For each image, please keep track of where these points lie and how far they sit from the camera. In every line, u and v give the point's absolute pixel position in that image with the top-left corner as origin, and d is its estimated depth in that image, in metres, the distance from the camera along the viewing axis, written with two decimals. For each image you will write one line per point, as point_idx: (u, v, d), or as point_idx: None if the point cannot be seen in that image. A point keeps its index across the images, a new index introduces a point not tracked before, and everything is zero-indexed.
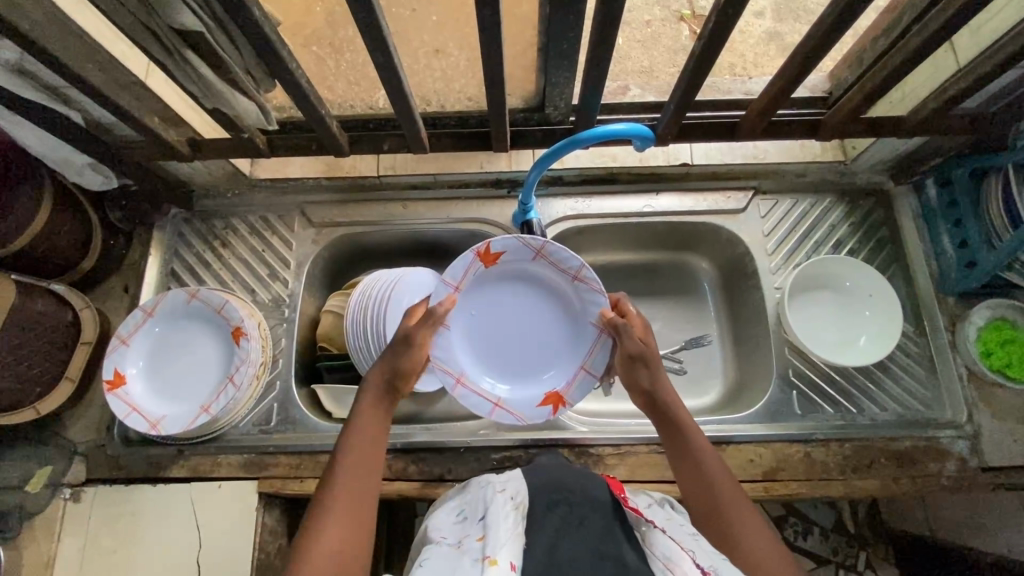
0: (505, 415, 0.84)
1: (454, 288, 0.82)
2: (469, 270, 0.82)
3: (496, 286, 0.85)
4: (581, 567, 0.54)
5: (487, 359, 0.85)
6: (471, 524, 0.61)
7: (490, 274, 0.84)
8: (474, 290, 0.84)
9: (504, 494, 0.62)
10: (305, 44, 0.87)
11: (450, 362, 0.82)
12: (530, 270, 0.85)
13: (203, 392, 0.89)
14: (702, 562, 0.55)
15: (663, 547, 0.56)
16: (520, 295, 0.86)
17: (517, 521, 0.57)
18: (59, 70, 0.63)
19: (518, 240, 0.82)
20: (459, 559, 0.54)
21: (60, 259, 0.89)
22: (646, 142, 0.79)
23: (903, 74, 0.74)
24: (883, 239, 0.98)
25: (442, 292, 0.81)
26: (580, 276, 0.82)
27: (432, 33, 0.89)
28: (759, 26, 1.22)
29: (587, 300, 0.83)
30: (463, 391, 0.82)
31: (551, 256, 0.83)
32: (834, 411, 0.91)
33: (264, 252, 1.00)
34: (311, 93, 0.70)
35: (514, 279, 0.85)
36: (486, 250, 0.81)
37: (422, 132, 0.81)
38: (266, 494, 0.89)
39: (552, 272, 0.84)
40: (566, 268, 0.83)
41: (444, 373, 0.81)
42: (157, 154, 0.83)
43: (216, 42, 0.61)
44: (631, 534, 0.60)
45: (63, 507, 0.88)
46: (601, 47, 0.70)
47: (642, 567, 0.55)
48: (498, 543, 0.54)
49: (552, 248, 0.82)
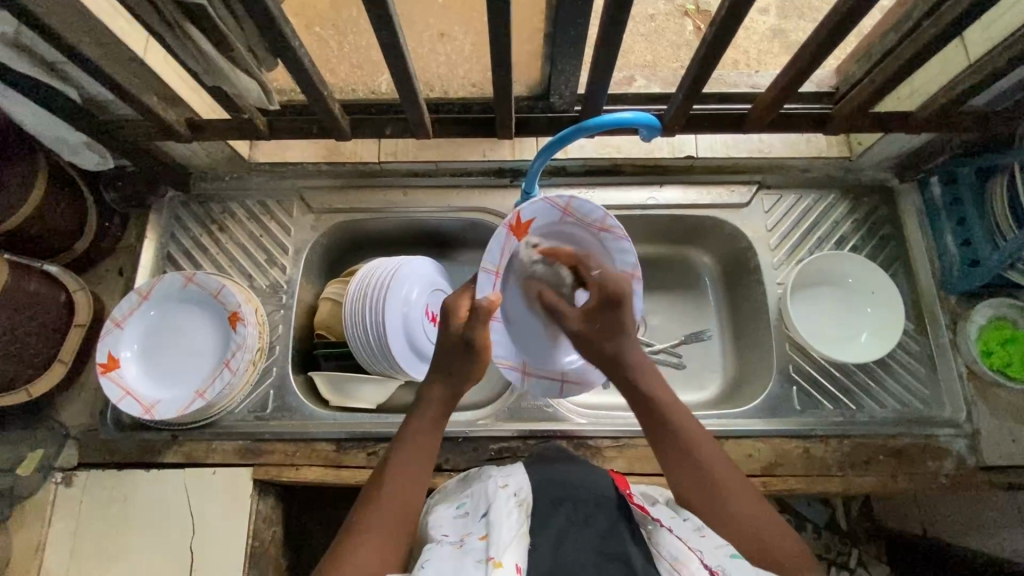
0: (571, 387, 0.89)
1: (496, 273, 0.83)
2: (506, 249, 0.83)
3: (533, 256, 0.86)
4: (587, 568, 0.55)
5: (537, 336, 0.90)
6: (472, 521, 0.60)
7: (525, 246, 0.86)
8: (514, 267, 0.85)
9: (507, 490, 0.61)
10: (308, 25, 0.81)
11: (509, 356, 0.87)
12: (559, 230, 0.87)
13: (199, 377, 0.88)
14: (709, 562, 0.54)
15: (669, 546, 0.55)
16: (552, 259, 0.88)
17: (521, 520, 0.57)
18: (55, 42, 0.62)
19: (545, 202, 0.83)
20: (461, 561, 0.54)
21: (54, 240, 0.87)
22: (653, 130, 0.79)
23: (914, 67, 0.73)
24: (887, 237, 0.98)
25: (486, 279, 0.82)
26: (606, 227, 0.85)
27: (438, 15, 0.82)
28: (764, 22, 1.21)
29: (616, 248, 0.86)
30: (528, 378, 0.88)
31: (576, 212, 0.84)
32: (833, 408, 0.90)
33: (262, 238, 0.99)
34: (314, 73, 0.69)
35: (547, 245, 0.87)
36: (515, 223, 0.83)
37: (424, 115, 0.81)
38: (261, 481, 0.88)
39: (579, 228, 0.86)
40: (592, 220, 0.85)
41: (506, 367, 0.86)
42: (154, 134, 0.81)
43: (218, 17, 0.60)
44: (636, 532, 0.59)
45: (54, 491, 0.87)
46: (610, 34, 0.68)
47: (649, 568, 0.55)
48: (501, 545, 0.54)
49: (578, 204, 0.83)
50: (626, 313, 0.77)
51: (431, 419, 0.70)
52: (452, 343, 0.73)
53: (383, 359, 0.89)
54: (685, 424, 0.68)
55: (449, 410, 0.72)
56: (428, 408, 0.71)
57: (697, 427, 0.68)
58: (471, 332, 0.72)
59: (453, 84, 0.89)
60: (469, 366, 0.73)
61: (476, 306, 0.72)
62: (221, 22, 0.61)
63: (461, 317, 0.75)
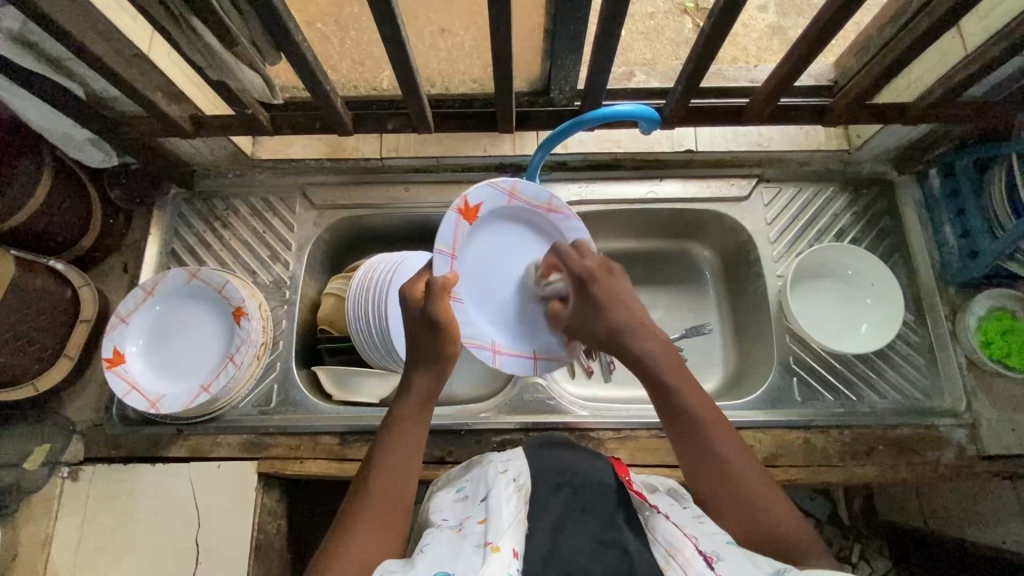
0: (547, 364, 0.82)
1: (451, 255, 0.76)
2: (458, 231, 0.77)
3: (483, 238, 0.80)
4: (582, 553, 0.55)
5: (503, 322, 0.81)
6: (472, 505, 0.61)
7: (477, 231, 0.79)
8: (469, 250, 0.78)
9: (506, 475, 0.62)
10: (310, 21, 0.78)
11: (480, 337, 0.78)
12: (506, 213, 0.82)
13: (203, 371, 0.89)
14: (704, 547, 0.55)
15: (664, 532, 0.56)
16: (505, 240, 0.82)
17: (519, 506, 0.58)
18: (60, 36, 0.63)
19: (490, 186, 0.78)
20: (460, 544, 0.55)
21: (59, 237, 0.88)
22: (652, 124, 0.80)
23: (911, 57, 0.74)
24: (887, 229, 0.98)
25: (441, 262, 0.75)
26: (553, 208, 0.83)
27: (439, 11, 0.79)
28: (764, 20, 1.22)
29: (564, 227, 0.84)
30: (503, 358, 0.79)
31: (523, 195, 0.81)
32: (834, 399, 0.91)
33: (265, 234, 0.99)
34: (317, 68, 0.70)
35: (495, 226, 0.81)
36: (463, 207, 0.76)
37: (426, 111, 0.82)
38: (266, 475, 0.89)
39: (525, 210, 0.83)
40: (537, 204, 0.82)
41: (479, 349, 0.77)
42: (158, 130, 0.82)
43: (221, 11, 0.61)
44: (633, 520, 0.60)
45: (61, 485, 0.88)
46: (609, 24, 0.68)
47: (644, 553, 0.55)
48: (499, 529, 0.54)
49: (523, 185, 0.80)
50: (603, 295, 0.71)
51: (414, 411, 0.68)
52: (415, 323, 0.70)
53: (386, 355, 0.89)
54: (695, 403, 0.66)
55: (431, 399, 0.69)
56: (411, 398, 0.68)
57: (702, 400, 0.67)
58: (430, 305, 0.68)
59: (453, 80, 0.89)
60: (438, 349, 0.69)
61: (431, 282, 0.69)
62: (226, 16, 0.62)
63: (417, 297, 0.71)
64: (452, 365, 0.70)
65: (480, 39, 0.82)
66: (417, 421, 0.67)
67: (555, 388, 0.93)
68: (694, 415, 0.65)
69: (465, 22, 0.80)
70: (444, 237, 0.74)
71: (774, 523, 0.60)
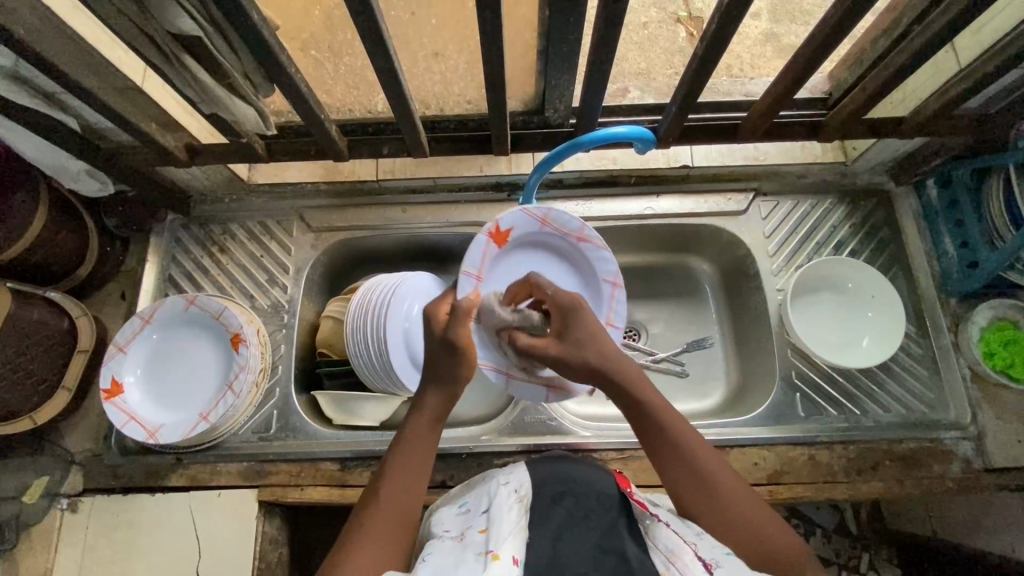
0: (562, 395, 0.83)
1: (476, 276, 0.83)
2: (486, 254, 0.84)
3: (509, 261, 0.86)
4: (583, 563, 0.54)
5: None
6: (474, 517, 0.61)
7: (504, 254, 0.86)
8: (495, 273, 0.85)
9: (508, 486, 0.62)
10: (304, 48, 0.77)
11: (495, 357, 0.83)
12: (540, 239, 0.88)
13: (203, 401, 0.88)
14: (704, 555, 0.54)
15: (665, 539, 0.56)
16: (534, 266, 0.88)
17: (520, 514, 0.57)
18: (54, 75, 0.62)
19: (522, 212, 0.84)
20: (461, 554, 0.54)
21: (55, 266, 0.88)
22: (648, 144, 0.81)
23: (904, 75, 0.74)
24: (885, 240, 0.98)
25: (466, 282, 0.82)
26: (583, 237, 0.86)
27: (433, 36, 0.79)
28: (757, 27, 1.21)
29: (594, 257, 0.87)
30: (514, 383, 0.82)
31: (553, 224, 0.86)
32: (837, 414, 0.90)
33: (262, 258, 0.99)
34: (311, 97, 0.70)
35: (527, 252, 0.87)
36: (495, 231, 0.84)
37: (421, 135, 0.82)
38: (267, 502, 0.88)
39: (558, 238, 0.88)
40: (568, 231, 0.86)
41: (490, 368, 0.81)
42: (154, 160, 0.82)
43: (214, 46, 0.61)
44: (635, 528, 0.59)
45: (61, 517, 0.87)
46: (601, 50, 0.68)
47: (644, 560, 0.55)
48: (500, 538, 0.54)
49: (555, 214, 0.85)
50: (581, 328, 0.70)
51: (426, 428, 0.68)
52: (434, 348, 0.70)
53: (386, 377, 0.89)
54: (680, 429, 0.65)
55: (441, 418, 0.68)
56: (422, 415, 0.68)
57: (685, 421, 0.66)
58: (453, 332, 0.69)
59: (449, 102, 0.89)
60: (456, 367, 0.69)
61: (455, 303, 0.71)
62: (218, 52, 0.62)
63: (443, 320, 0.72)
64: (464, 387, 0.69)
65: (473, 62, 0.82)
66: (424, 438, 0.67)
67: (558, 409, 0.93)
68: (681, 447, 0.64)
69: (459, 46, 0.81)
70: (470, 259, 0.82)
71: (773, 542, 0.58)
